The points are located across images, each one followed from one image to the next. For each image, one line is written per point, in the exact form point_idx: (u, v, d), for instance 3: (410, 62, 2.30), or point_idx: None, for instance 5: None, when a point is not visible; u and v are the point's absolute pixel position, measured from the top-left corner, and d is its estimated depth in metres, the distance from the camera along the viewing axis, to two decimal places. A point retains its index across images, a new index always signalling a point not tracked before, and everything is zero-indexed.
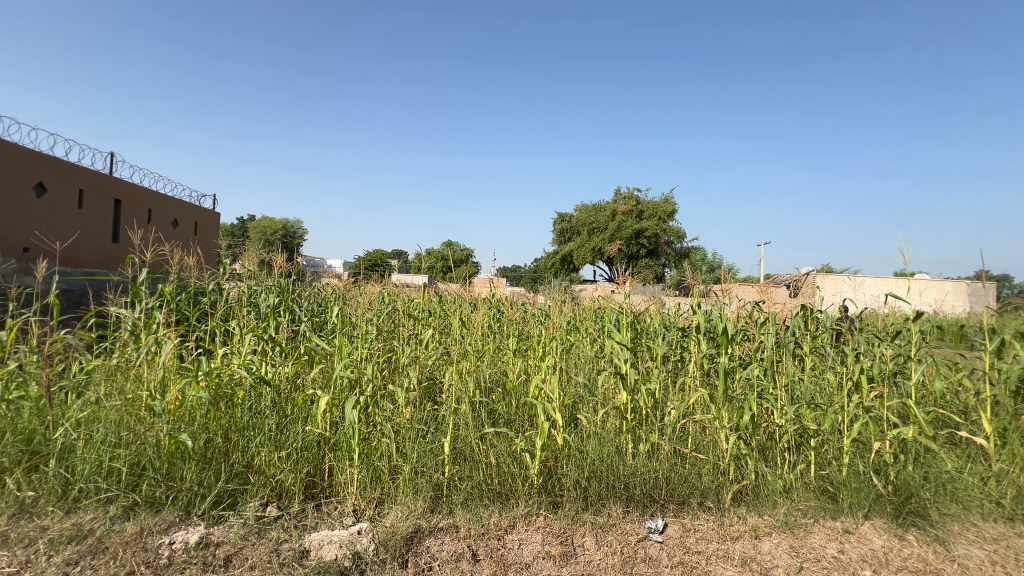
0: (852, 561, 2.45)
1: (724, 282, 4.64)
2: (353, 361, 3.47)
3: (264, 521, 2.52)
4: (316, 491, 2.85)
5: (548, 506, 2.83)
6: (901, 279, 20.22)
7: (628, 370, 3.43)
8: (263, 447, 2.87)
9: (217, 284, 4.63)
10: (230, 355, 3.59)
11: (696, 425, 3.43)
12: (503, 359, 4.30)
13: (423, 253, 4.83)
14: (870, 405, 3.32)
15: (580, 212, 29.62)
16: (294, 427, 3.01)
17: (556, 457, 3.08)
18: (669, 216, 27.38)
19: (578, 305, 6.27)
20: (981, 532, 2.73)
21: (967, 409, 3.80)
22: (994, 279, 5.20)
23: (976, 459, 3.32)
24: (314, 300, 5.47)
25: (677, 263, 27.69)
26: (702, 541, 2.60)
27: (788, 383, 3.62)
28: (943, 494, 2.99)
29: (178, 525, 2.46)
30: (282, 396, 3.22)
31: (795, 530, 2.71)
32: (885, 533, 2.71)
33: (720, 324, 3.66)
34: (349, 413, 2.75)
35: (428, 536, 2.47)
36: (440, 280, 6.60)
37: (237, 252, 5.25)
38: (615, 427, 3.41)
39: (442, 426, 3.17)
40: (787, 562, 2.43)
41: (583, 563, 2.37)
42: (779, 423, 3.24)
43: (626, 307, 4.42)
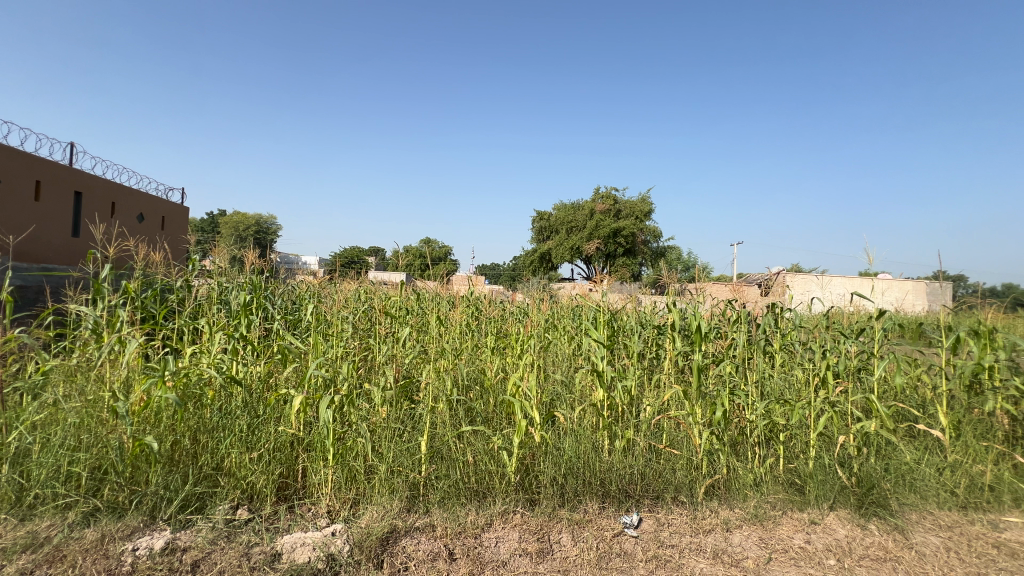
0: (818, 551, 2.53)
1: (699, 281, 4.73)
2: (328, 360, 3.40)
3: (234, 524, 2.46)
4: (289, 493, 2.80)
5: (525, 503, 2.85)
6: (867, 279, 21.00)
7: (605, 367, 3.49)
8: (234, 449, 2.79)
9: (185, 281, 4.48)
10: (199, 354, 3.48)
11: (670, 421, 3.49)
12: (481, 357, 4.28)
13: (400, 250, 4.78)
14: (835, 400, 3.44)
15: (559, 211, 29.81)
16: (266, 427, 2.93)
17: (534, 455, 3.09)
18: (646, 215, 27.78)
19: (556, 302, 6.31)
20: (937, 520, 2.87)
21: (924, 401, 3.98)
22: (949, 279, 5.45)
23: (932, 450, 3.48)
24: (287, 297, 5.33)
25: (654, 262, 28.10)
26: (675, 535, 2.65)
27: (758, 379, 3.72)
28: (903, 485, 3.12)
29: (142, 530, 2.38)
30: (253, 396, 3.14)
31: (764, 522, 2.80)
32: (849, 523, 2.81)
33: (695, 322, 3.75)
34: (324, 413, 2.70)
35: (404, 536, 2.45)
36: (418, 278, 6.53)
37: (206, 249, 5.08)
38: (592, 425, 3.44)
39: (419, 425, 3.13)
40: (757, 554, 2.50)
41: (560, 560, 2.38)
42: (751, 419, 3.34)
43: (603, 306, 4.46)
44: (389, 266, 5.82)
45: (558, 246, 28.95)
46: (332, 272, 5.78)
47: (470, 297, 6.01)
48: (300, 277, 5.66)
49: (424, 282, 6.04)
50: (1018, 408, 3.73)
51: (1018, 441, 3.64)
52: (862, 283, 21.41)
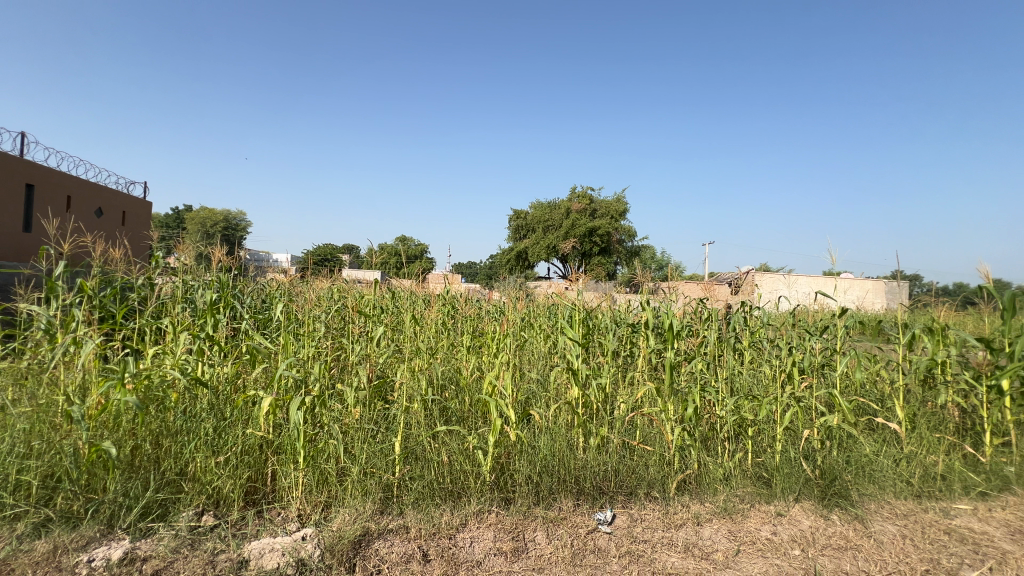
0: (783, 541, 2.62)
1: (672, 280, 4.81)
2: (299, 361, 3.31)
3: (199, 531, 2.37)
4: (258, 497, 2.72)
5: (500, 502, 2.85)
6: (830, 279, 21.82)
7: (580, 365, 3.52)
8: (199, 453, 2.69)
9: (148, 279, 4.30)
10: (162, 355, 3.34)
11: (643, 418, 3.55)
12: (457, 356, 4.25)
13: (374, 248, 4.71)
14: (801, 395, 3.57)
15: (535, 210, 29.91)
16: (234, 430, 2.84)
17: (509, 453, 3.09)
18: (621, 215, 28.15)
19: (533, 301, 6.33)
20: (894, 509, 3.01)
21: (883, 395, 4.17)
22: (906, 279, 5.71)
23: (890, 442, 3.64)
24: (257, 296, 5.17)
25: (628, 262, 28.48)
26: (648, 531, 2.69)
27: (728, 376, 3.82)
28: (863, 476, 3.25)
29: (99, 540, 2.27)
30: (220, 398, 3.04)
31: (733, 515, 2.87)
32: (813, 514, 2.91)
33: (667, 320, 3.82)
34: (294, 415, 2.63)
35: (377, 539, 2.42)
36: (393, 276, 6.44)
37: (170, 245, 4.87)
38: (567, 422, 3.46)
39: (393, 426, 3.09)
40: (726, 546, 2.56)
41: (534, 558, 2.38)
42: (721, 415, 3.42)
43: (579, 304, 4.51)
44: (364, 264, 5.72)
45: (535, 245, 29.05)
46: (304, 270, 5.64)
47: (446, 295, 5.96)
48: (271, 275, 5.51)
49: (399, 280, 5.96)
50: (968, 401, 3.95)
51: (967, 433, 3.85)
52: (826, 283, 22.21)
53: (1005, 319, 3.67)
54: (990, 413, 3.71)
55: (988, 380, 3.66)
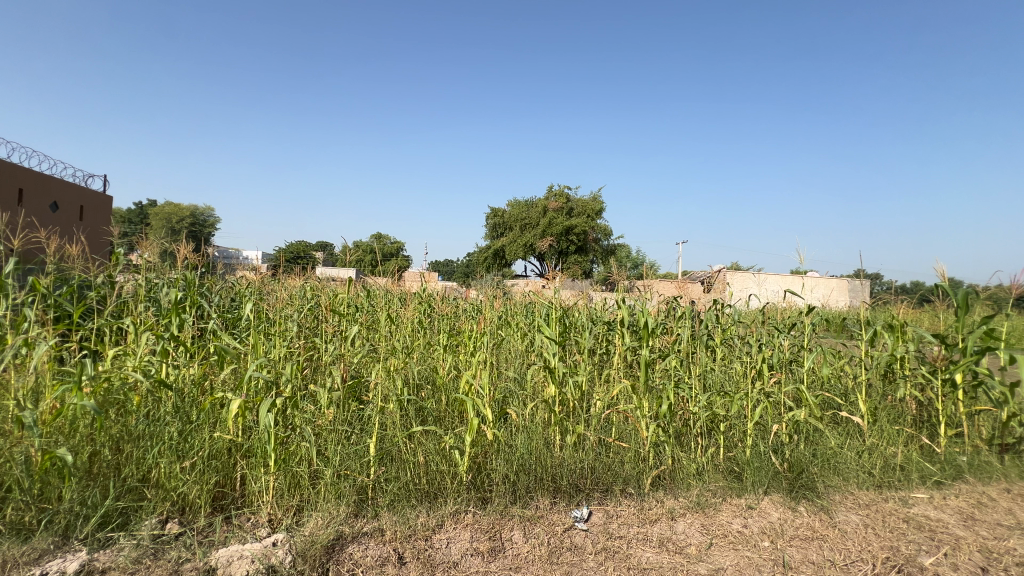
0: (754, 534, 2.69)
1: (647, 278, 4.88)
2: (270, 361, 3.22)
3: (162, 540, 2.28)
4: (226, 503, 2.64)
5: (477, 502, 2.84)
6: (797, 278, 22.56)
7: (557, 363, 3.53)
8: (162, 458, 2.58)
9: (108, 277, 4.10)
10: (122, 356, 3.20)
11: (618, 415, 3.59)
12: (433, 354, 4.21)
13: (348, 246, 4.62)
14: (770, 390, 3.67)
15: (512, 208, 29.92)
16: (200, 434, 2.74)
17: (486, 453, 3.08)
18: (597, 214, 28.43)
19: (509, 299, 6.33)
20: (857, 500, 3.13)
21: (847, 390, 4.33)
22: (867, 277, 5.95)
23: (853, 435, 3.78)
24: (225, 294, 5.00)
25: (604, 260, 28.79)
26: (623, 527, 2.72)
27: (701, 372, 3.90)
28: (828, 469, 3.37)
29: (53, 553, 2.16)
30: (185, 401, 2.92)
31: (706, 509, 2.94)
32: (782, 506, 3.00)
33: (642, 318, 3.87)
34: (264, 417, 2.55)
35: (351, 543, 2.37)
36: (368, 274, 6.33)
37: (131, 241, 4.65)
38: (544, 420, 3.47)
39: (368, 427, 3.03)
40: (699, 540, 2.61)
41: (511, 557, 2.38)
42: (694, 411, 3.49)
43: (556, 302, 4.53)
44: (338, 262, 5.60)
45: (512, 243, 29.05)
46: (275, 268, 5.48)
47: (422, 294, 5.90)
48: (240, 273, 5.34)
49: (375, 278, 5.86)
50: (925, 394, 4.14)
51: (924, 425, 4.04)
52: (794, 281, 22.94)
53: (959, 316, 3.85)
54: (945, 406, 3.90)
55: (944, 374, 3.84)
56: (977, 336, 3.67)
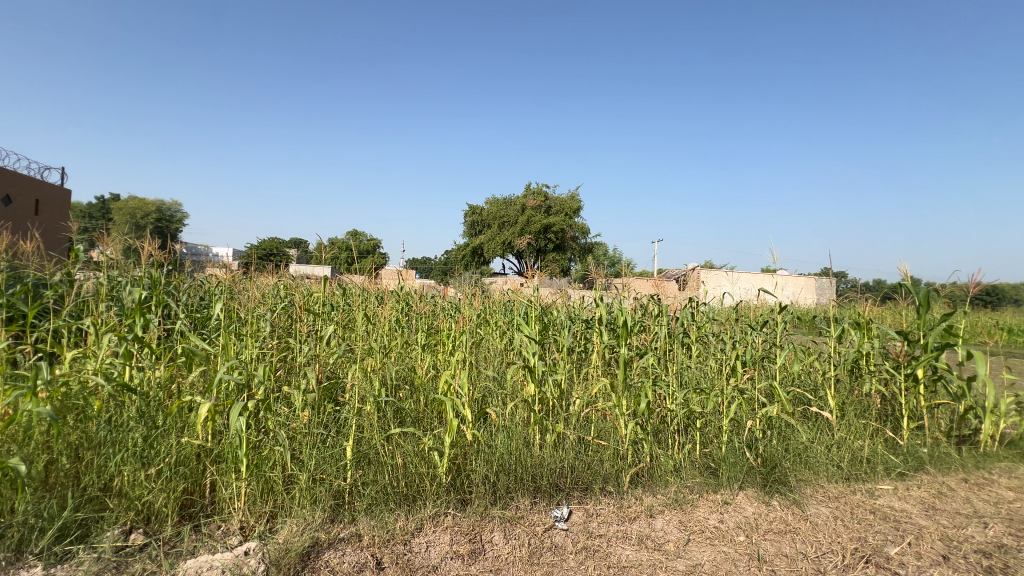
0: (730, 529, 2.74)
1: (625, 276, 4.92)
2: (241, 363, 3.12)
3: (125, 552, 2.18)
4: (195, 511, 2.54)
5: (457, 504, 2.81)
6: (768, 276, 23.18)
7: (537, 362, 3.53)
8: (126, 466, 2.47)
9: (66, 275, 3.89)
10: (82, 359, 3.05)
11: (597, 413, 3.61)
12: (411, 354, 4.15)
13: (323, 243, 4.51)
14: (744, 387, 3.75)
15: (491, 205, 29.84)
16: (167, 439, 2.63)
17: (465, 454, 3.05)
18: (575, 213, 28.63)
19: (488, 297, 6.30)
20: (827, 492, 3.22)
21: (816, 385, 4.46)
22: (835, 275, 6.14)
23: (823, 430, 3.90)
24: (194, 293, 4.82)
25: (582, 258, 29.00)
26: (603, 525, 2.74)
27: (678, 369, 3.96)
28: (800, 463, 3.46)
29: (5, 569, 2.04)
30: (150, 405, 2.79)
31: (683, 505, 2.98)
32: (756, 501, 3.07)
33: (621, 317, 3.90)
34: (235, 422, 2.45)
35: (328, 549, 2.31)
36: (344, 272, 6.20)
37: (92, 237, 4.42)
38: (523, 420, 3.47)
39: (345, 429, 2.97)
40: (677, 536, 2.65)
41: (491, 559, 2.36)
42: (671, 408, 3.54)
43: (535, 301, 4.52)
44: (312, 259, 5.47)
45: (490, 241, 28.96)
46: (247, 265, 5.31)
47: (400, 292, 5.82)
48: (209, 271, 5.15)
49: (351, 276, 5.75)
50: (889, 388, 4.29)
51: (889, 418, 4.20)
52: (765, 279, 23.54)
53: (921, 314, 4.01)
54: (907, 400, 4.06)
55: (907, 370, 4.00)
56: (937, 333, 3.83)
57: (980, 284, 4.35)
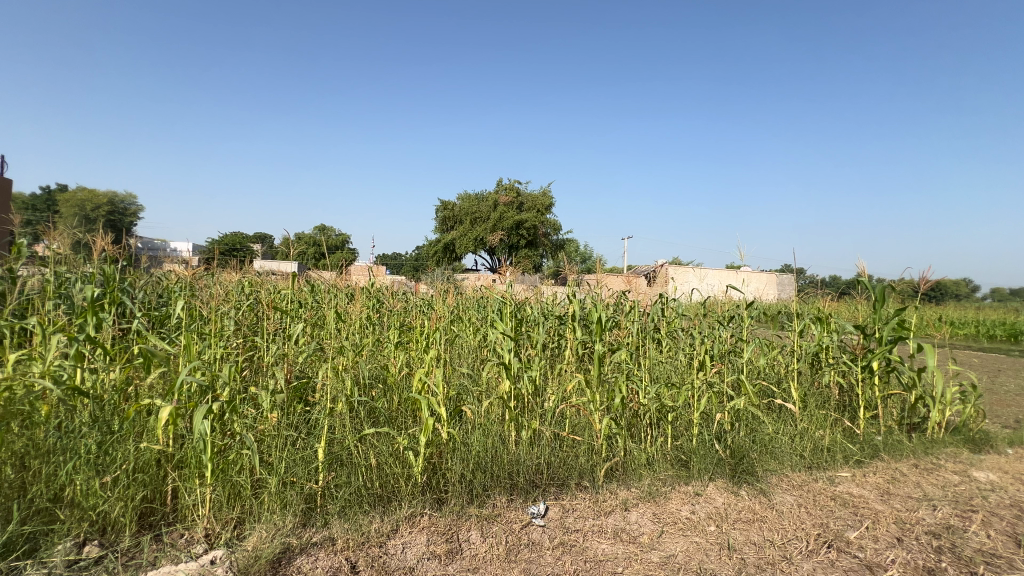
0: (701, 519, 2.81)
1: (597, 273, 4.97)
2: (204, 363, 2.98)
3: (79, 567, 2.05)
4: (155, 520, 2.42)
5: (433, 504, 2.78)
6: (733, 273, 23.98)
7: (512, 359, 3.52)
8: (78, 475, 2.33)
9: (8, 271, 3.62)
10: (27, 361, 2.85)
11: (572, 408, 3.65)
12: (384, 352, 4.08)
13: (290, 238, 4.36)
14: (713, 381, 3.85)
15: (463, 201, 29.64)
16: (123, 445, 2.50)
17: (441, 452, 3.02)
18: (547, 209, 28.80)
19: (461, 293, 6.26)
20: (791, 481, 3.36)
21: (780, 377, 4.63)
22: (795, 272, 6.39)
23: (787, 421, 4.05)
24: (151, 290, 4.58)
25: (554, 254, 29.21)
26: (579, 520, 2.76)
27: (650, 364, 4.03)
28: (766, 454, 3.58)
29: None
30: (105, 409, 2.64)
31: (657, 498, 3.04)
32: (725, 491, 3.17)
33: (594, 313, 3.94)
34: (199, 425, 2.34)
35: (300, 554, 2.25)
36: (312, 268, 6.03)
37: (37, 230, 4.10)
38: (499, 417, 3.46)
39: (316, 431, 2.88)
40: (651, 528, 2.70)
41: (468, 558, 2.35)
42: (644, 403, 3.60)
43: (509, 297, 4.51)
44: (278, 255, 5.28)
45: (462, 237, 28.77)
46: (208, 261, 5.09)
47: (371, 289, 5.70)
48: (168, 267, 4.90)
49: (319, 272, 5.59)
50: (847, 380, 4.50)
51: (847, 408, 4.40)
52: (730, 275, 24.28)
53: (876, 309, 4.21)
54: (864, 391, 4.27)
55: (863, 362, 4.20)
56: (891, 327, 4.04)
57: (928, 281, 4.62)
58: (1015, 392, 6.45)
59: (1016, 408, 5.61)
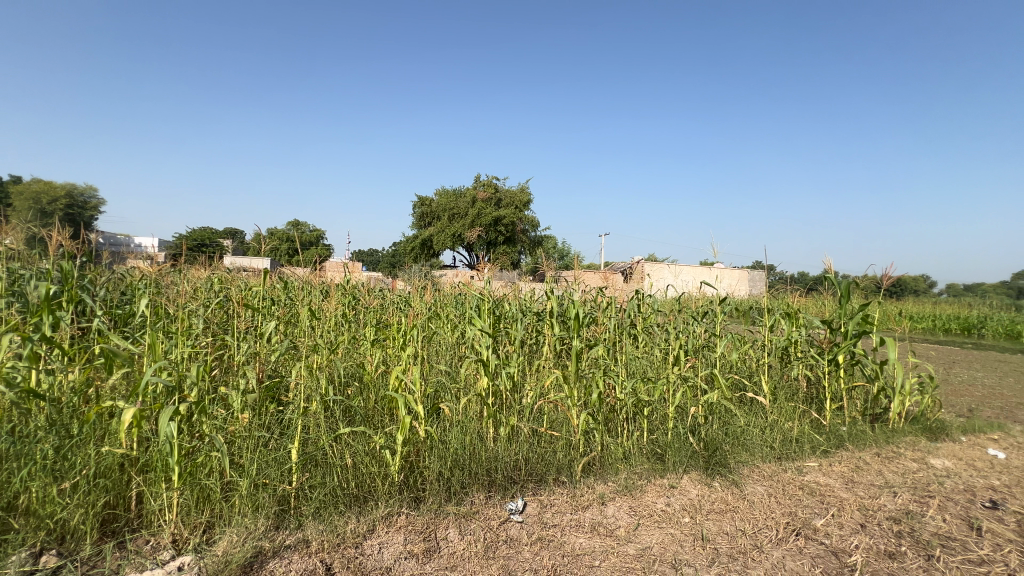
0: (676, 511, 2.87)
1: (575, 270, 4.98)
2: (171, 363, 2.87)
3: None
4: (119, 526, 2.33)
5: (410, 502, 2.76)
6: (707, 269, 24.50)
7: (490, 355, 3.50)
8: (34, 481, 2.22)
9: None
10: None
11: (549, 404, 3.67)
12: (360, 350, 4.01)
13: (261, 233, 4.23)
14: (688, 375, 3.93)
15: (441, 197, 29.39)
16: (83, 449, 2.39)
17: (418, 451, 2.99)
18: (525, 206, 28.84)
19: (439, 290, 6.20)
20: (762, 472, 3.45)
21: (751, 371, 4.76)
22: (767, 269, 6.55)
23: (757, 413, 4.17)
24: (113, 287, 4.38)
25: (533, 250, 29.29)
26: (557, 515, 2.78)
27: (626, 360, 4.08)
28: (738, 446, 3.68)
29: None
30: (63, 412, 2.52)
31: (633, 491, 3.09)
32: (699, 483, 3.24)
33: (572, 309, 3.96)
34: (165, 427, 2.25)
35: (272, 558, 2.20)
36: (284, 264, 5.86)
37: None
38: (477, 414, 3.45)
39: (289, 431, 2.81)
40: (627, 521, 2.74)
41: (446, 557, 2.33)
42: (621, 398, 3.65)
43: (487, 294, 4.49)
44: (250, 251, 5.13)
45: (439, 233, 28.53)
46: (175, 257, 4.90)
47: (346, 286, 5.60)
48: (131, 262, 4.70)
49: (293, 269, 5.45)
50: (814, 373, 4.65)
51: (814, 400, 4.56)
52: (703, 271, 24.81)
53: (842, 304, 4.35)
54: (830, 384, 4.42)
55: (830, 355, 4.34)
56: (856, 322, 4.18)
57: (890, 277, 4.80)
58: (968, 382, 6.79)
59: (968, 397, 5.92)
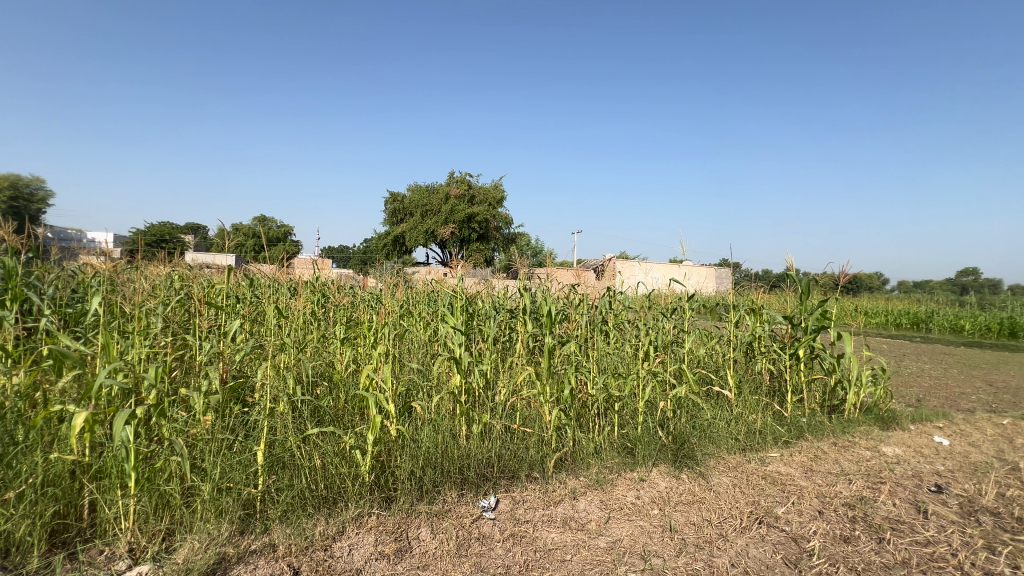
0: (645, 503, 2.94)
1: (547, 267, 5.00)
2: (127, 364, 2.74)
3: None
4: (70, 537, 2.21)
5: (381, 503, 2.72)
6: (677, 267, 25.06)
7: (463, 353, 3.48)
8: None
9: None
10: None
11: (522, 401, 3.69)
12: (329, 348, 3.93)
13: (225, 228, 4.08)
14: (657, 371, 4.01)
15: (413, 193, 29.02)
16: (31, 457, 2.26)
17: (389, 450, 2.95)
18: (499, 202, 28.81)
19: (411, 287, 6.13)
20: (727, 464, 3.56)
21: (717, 366, 4.90)
22: (732, 266, 6.75)
23: (723, 407, 4.30)
24: (63, 285, 4.13)
25: (506, 247, 29.28)
26: (529, 511, 2.80)
27: (598, 355, 4.14)
28: (705, 439, 3.79)
29: None
30: (6, 418, 2.36)
31: (604, 485, 3.14)
32: (668, 476, 3.32)
33: (544, 306, 3.99)
34: (121, 432, 2.14)
35: (237, 564, 2.14)
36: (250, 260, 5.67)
37: None
38: (450, 411, 3.43)
39: (255, 433, 2.73)
40: (598, 515, 2.79)
41: (417, 556, 2.32)
42: (592, 393, 3.71)
43: (459, 291, 4.47)
44: (213, 246, 4.94)
45: (412, 229, 28.18)
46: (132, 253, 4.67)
47: (315, 283, 5.46)
48: (83, 258, 4.45)
49: (259, 265, 5.29)
50: (777, 367, 4.82)
51: (776, 393, 4.73)
52: (673, 269, 25.37)
53: (803, 301, 4.52)
54: (790, 377, 4.60)
55: (791, 350, 4.51)
56: (815, 318, 4.36)
57: (847, 274, 5.02)
58: (917, 374, 7.18)
59: (917, 388, 6.27)
